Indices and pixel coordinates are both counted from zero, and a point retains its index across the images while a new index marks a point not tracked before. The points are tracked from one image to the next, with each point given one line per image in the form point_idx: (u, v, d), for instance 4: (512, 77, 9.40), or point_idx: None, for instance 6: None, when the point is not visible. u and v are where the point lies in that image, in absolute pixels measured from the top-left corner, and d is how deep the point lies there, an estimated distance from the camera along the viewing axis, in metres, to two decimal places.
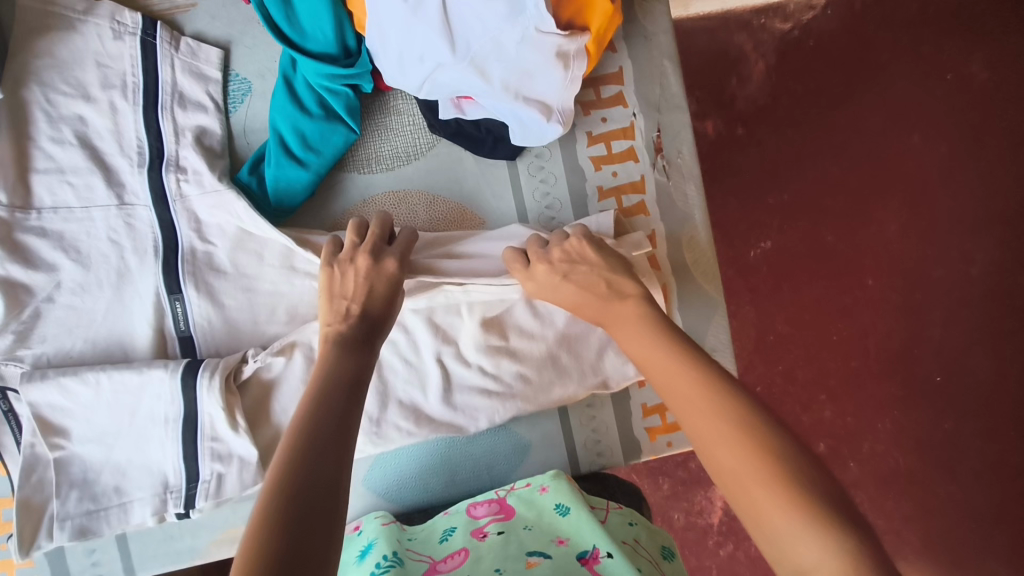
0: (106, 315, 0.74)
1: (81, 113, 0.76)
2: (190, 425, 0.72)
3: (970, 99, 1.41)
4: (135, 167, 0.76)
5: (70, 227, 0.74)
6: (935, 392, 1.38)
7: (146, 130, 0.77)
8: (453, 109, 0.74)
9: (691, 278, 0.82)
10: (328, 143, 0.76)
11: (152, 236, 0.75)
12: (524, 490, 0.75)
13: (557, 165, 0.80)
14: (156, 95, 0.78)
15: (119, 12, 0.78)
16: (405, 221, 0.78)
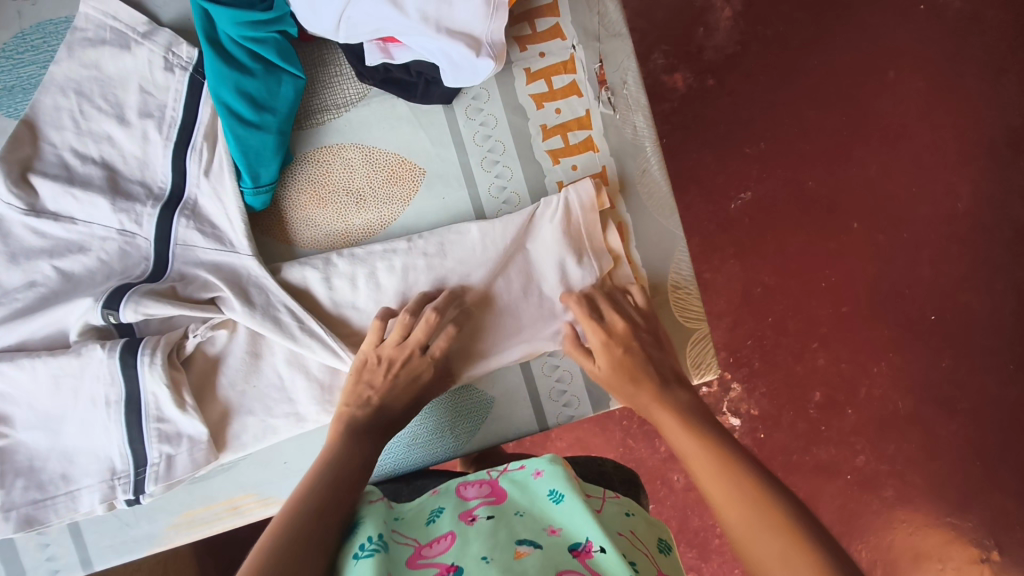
0: (47, 315, 0.68)
1: (109, 130, 0.71)
2: (134, 407, 0.68)
3: (944, 29, 1.36)
4: (148, 203, 0.71)
5: (72, 247, 0.70)
6: (929, 331, 1.35)
7: (171, 171, 0.72)
8: (379, 54, 0.70)
9: (647, 215, 0.79)
10: (279, 97, 0.69)
11: (142, 267, 0.70)
12: (518, 473, 0.68)
13: (496, 106, 0.76)
14: (189, 134, 0.72)
15: (177, 43, 0.72)
16: (341, 177, 0.74)
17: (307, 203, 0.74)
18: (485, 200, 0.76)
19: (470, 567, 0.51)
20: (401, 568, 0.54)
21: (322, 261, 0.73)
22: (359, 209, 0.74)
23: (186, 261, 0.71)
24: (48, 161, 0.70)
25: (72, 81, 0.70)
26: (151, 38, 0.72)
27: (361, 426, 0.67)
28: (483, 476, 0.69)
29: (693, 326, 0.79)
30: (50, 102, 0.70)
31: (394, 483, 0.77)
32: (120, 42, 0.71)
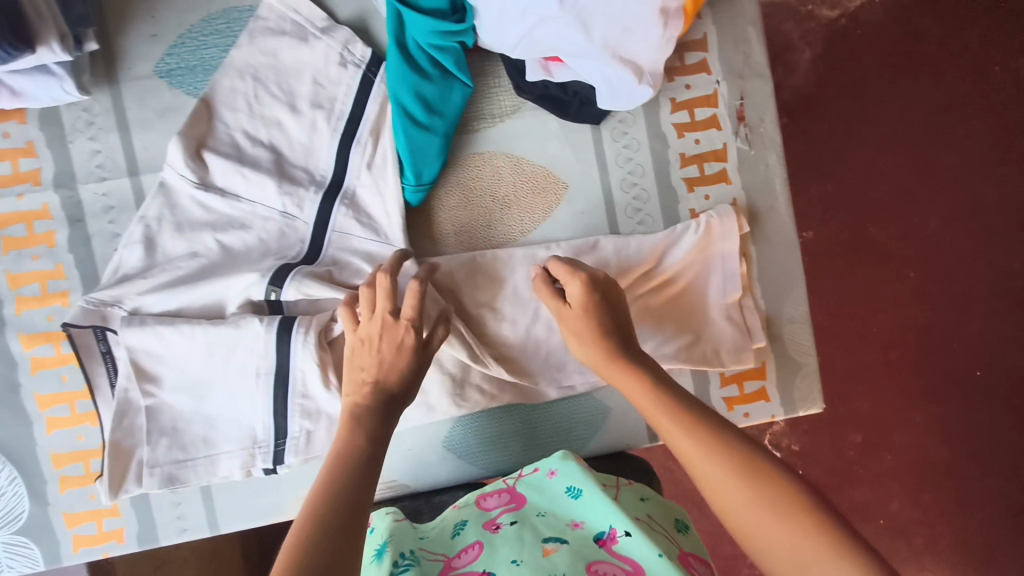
0: (207, 286, 0.71)
1: (280, 117, 0.74)
2: (282, 381, 0.72)
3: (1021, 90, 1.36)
4: (311, 189, 0.74)
5: (233, 223, 0.74)
6: (978, 387, 1.34)
7: (334, 160, 0.75)
8: (540, 71, 0.74)
9: (771, 250, 0.82)
10: (449, 104, 0.72)
11: (297, 249, 0.74)
12: (533, 477, 0.70)
13: (641, 131, 0.80)
14: (355, 128, 0.74)
15: (353, 41, 0.75)
16: (489, 183, 0.78)
17: (455, 204, 0.77)
18: (620, 219, 0.80)
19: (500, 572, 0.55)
20: None
21: (466, 263, 0.76)
22: (504, 214, 0.78)
23: (340, 249, 0.74)
24: (220, 138, 0.73)
25: (253, 66, 0.74)
26: (330, 33, 0.75)
27: (363, 412, 0.60)
28: (499, 485, 0.71)
29: (802, 359, 0.83)
30: (228, 83, 0.73)
31: (414, 502, 0.77)
32: (301, 34, 0.75)
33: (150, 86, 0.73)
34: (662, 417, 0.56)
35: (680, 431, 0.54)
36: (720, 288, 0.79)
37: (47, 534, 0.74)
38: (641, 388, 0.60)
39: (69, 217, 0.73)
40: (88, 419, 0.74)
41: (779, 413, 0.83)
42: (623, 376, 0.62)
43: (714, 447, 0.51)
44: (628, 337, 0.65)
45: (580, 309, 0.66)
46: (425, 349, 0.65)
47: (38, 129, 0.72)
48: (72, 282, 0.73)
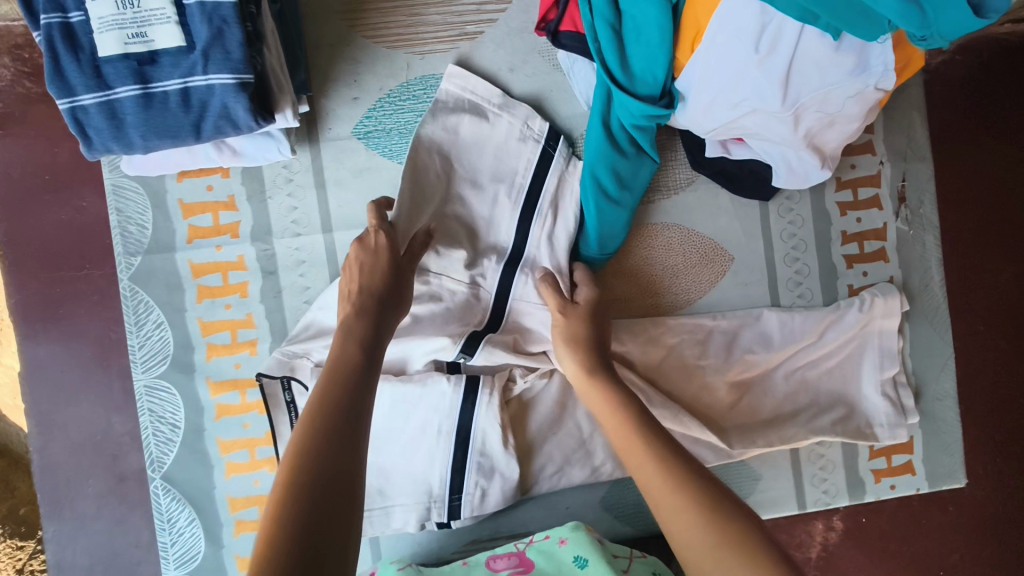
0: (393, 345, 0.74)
1: (463, 193, 0.75)
2: (462, 440, 0.73)
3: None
4: (494, 259, 0.76)
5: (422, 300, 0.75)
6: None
7: (515, 233, 0.76)
8: (719, 148, 0.76)
9: (924, 328, 0.84)
10: (637, 179, 0.75)
11: (480, 315, 0.76)
12: (544, 542, 0.73)
13: (806, 208, 0.82)
14: (536, 201, 0.76)
15: (531, 116, 0.76)
16: (660, 255, 0.80)
17: (624, 272, 0.80)
18: (781, 292, 0.82)
19: None
20: None
21: (637, 329, 0.79)
22: (671, 283, 0.81)
23: (526, 316, 0.77)
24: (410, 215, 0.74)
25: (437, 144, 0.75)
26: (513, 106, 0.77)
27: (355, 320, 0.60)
28: (511, 546, 0.76)
29: (947, 434, 0.85)
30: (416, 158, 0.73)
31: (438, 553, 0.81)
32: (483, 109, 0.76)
33: (348, 146, 0.76)
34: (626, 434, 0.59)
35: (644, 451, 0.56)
36: (877, 366, 0.81)
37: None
38: (614, 407, 0.62)
39: (262, 269, 0.75)
40: (266, 464, 0.76)
41: (924, 487, 0.84)
42: (602, 392, 0.65)
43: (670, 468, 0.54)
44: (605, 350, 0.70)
45: (582, 314, 0.71)
46: (403, 258, 0.67)
47: (239, 183, 0.75)
48: (261, 331, 0.76)
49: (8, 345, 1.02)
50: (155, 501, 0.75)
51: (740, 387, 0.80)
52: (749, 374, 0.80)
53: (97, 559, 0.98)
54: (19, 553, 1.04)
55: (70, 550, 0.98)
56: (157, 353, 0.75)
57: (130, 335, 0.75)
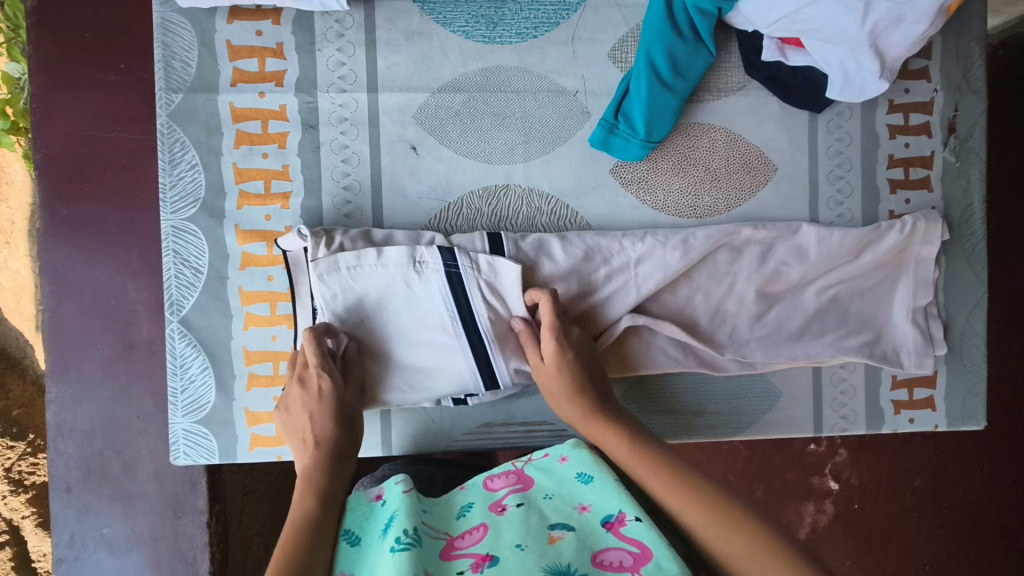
0: (377, 345, 0.73)
1: (412, 357, 0.73)
2: (472, 330, 0.71)
3: None
4: (470, 389, 0.73)
5: (452, 215, 0.76)
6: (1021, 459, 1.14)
7: (474, 363, 0.72)
8: (775, 52, 0.76)
9: (960, 263, 0.83)
10: (692, 67, 0.73)
11: (473, 384, 0.73)
12: (543, 460, 0.67)
13: (855, 126, 0.81)
14: (476, 328, 0.71)
15: (420, 251, 0.70)
16: (705, 156, 0.79)
17: (667, 170, 0.78)
18: (821, 209, 0.81)
19: (506, 558, 0.49)
20: (436, 561, 0.51)
21: (672, 228, 0.78)
22: (711, 187, 0.79)
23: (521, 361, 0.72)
24: (447, 131, 0.76)
25: (466, 49, 0.76)
26: (534, 7, 0.76)
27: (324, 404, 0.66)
28: (507, 467, 0.67)
29: (972, 373, 0.83)
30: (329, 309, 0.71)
31: (429, 468, 0.76)
32: (507, 13, 0.76)
33: (404, 8, 0.75)
34: (637, 462, 0.59)
35: (665, 485, 0.55)
36: (911, 291, 0.80)
37: (227, 428, 0.74)
38: (619, 442, 0.62)
39: (304, 121, 0.74)
40: (285, 321, 0.74)
41: (942, 424, 0.83)
42: (606, 432, 0.64)
43: (699, 490, 0.54)
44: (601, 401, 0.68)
45: (557, 370, 0.69)
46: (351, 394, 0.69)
47: (290, 32, 0.74)
48: (295, 185, 0.74)
49: (20, 248, 1.13)
50: (170, 344, 0.73)
51: (768, 301, 0.79)
52: (776, 288, 0.79)
53: (98, 426, 0.92)
54: (9, 452, 1.09)
55: (73, 413, 0.92)
56: (188, 195, 0.73)
57: (162, 174, 0.73)
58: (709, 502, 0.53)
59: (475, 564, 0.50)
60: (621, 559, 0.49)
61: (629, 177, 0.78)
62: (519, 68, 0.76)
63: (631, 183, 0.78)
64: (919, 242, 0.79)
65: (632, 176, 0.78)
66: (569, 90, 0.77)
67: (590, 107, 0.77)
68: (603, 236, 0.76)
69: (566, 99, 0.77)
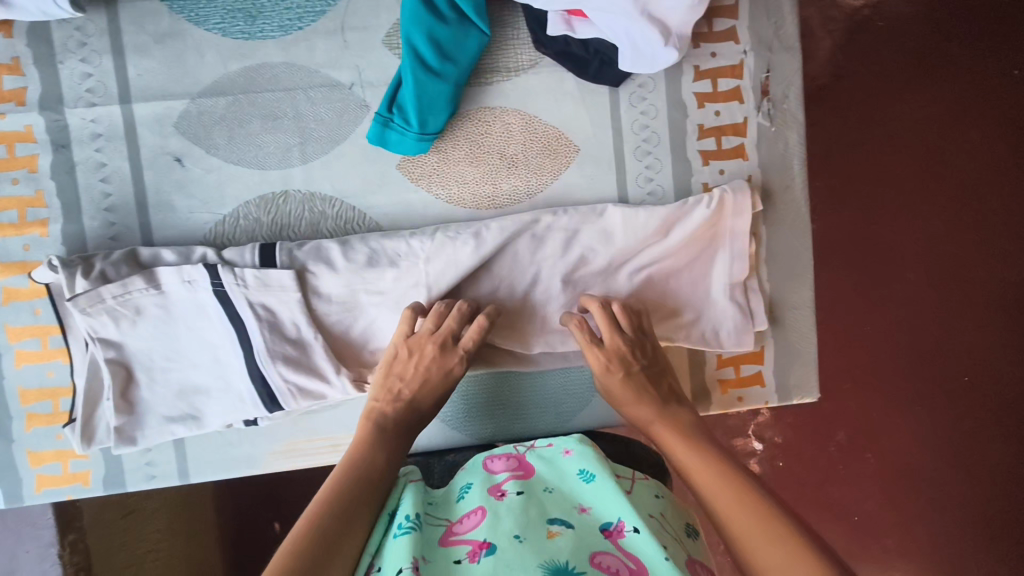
0: (161, 369, 0.71)
1: (196, 380, 0.71)
2: (247, 349, 0.69)
3: (996, 84, 1.13)
4: (255, 412, 0.71)
5: (229, 228, 0.72)
6: (951, 395, 1.16)
7: (253, 385, 0.70)
8: (561, 25, 0.70)
9: (782, 231, 0.80)
10: (462, 48, 0.68)
11: (256, 410, 0.71)
12: (547, 450, 0.65)
13: (660, 98, 0.76)
14: (252, 349, 0.69)
15: (186, 269, 0.68)
16: (500, 142, 0.74)
17: (460, 158, 0.74)
18: (630, 188, 0.77)
19: (503, 549, 0.49)
20: (433, 546, 0.53)
21: (467, 225, 0.73)
22: (509, 174, 0.75)
23: (302, 377, 0.69)
24: (214, 139, 0.71)
25: (224, 48, 0.70)
26: None
27: (426, 380, 0.68)
28: (508, 450, 0.67)
29: (802, 345, 0.81)
30: (101, 338, 0.68)
31: (427, 458, 0.74)
32: (266, 4, 0.70)
33: (150, 8, 0.70)
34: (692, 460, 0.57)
35: (717, 481, 0.53)
36: (727, 266, 0.76)
37: (9, 471, 0.72)
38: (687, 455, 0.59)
39: (54, 142, 0.69)
40: (58, 355, 0.71)
41: (773, 399, 0.81)
42: (667, 429, 0.63)
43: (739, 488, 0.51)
44: (658, 392, 0.68)
45: (619, 373, 0.69)
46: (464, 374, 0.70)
47: (26, 46, 0.69)
48: (53, 211, 0.70)
49: None
50: None
51: (576, 292, 0.75)
52: (582, 274, 0.75)
53: None
54: None
55: None
56: None
57: None
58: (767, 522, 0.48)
59: (473, 552, 0.50)
60: (616, 566, 0.48)
61: (416, 171, 0.73)
62: (286, 64, 0.71)
63: (418, 178, 0.73)
64: (731, 214, 0.75)
65: (422, 170, 0.73)
66: (343, 83, 0.72)
67: (369, 100, 0.72)
68: (385, 239, 0.72)
69: (342, 94, 0.72)
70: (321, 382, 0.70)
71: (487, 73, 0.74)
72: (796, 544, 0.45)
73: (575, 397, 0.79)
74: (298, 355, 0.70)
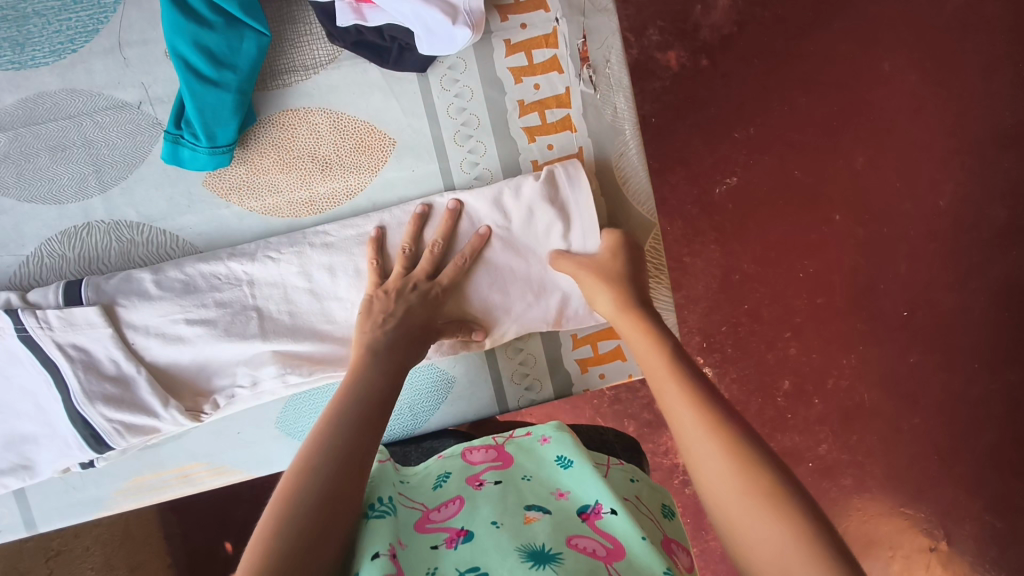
0: None
1: (21, 428, 0.67)
2: (63, 391, 0.65)
3: (883, 21, 1.18)
4: (86, 455, 0.67)
5: (34, 268, 0.69)
6: (880, 322, 1.20)
7: (74, 428, 0.66)
8: (352, 15, 0.67)
9: (621, 199, 0.76)
10: (240, 54, 0.65)
11: (86, 453, 0.67)
12: (525, 440, 0.63)
13: (473, 78, 0.74)
14: (68, 391, 0.65)
15: None
16: (308, 144, 0.71)
17: (269, 166, 0.71)
18: (455, 175, 0.74)
19: (481, 535, 0.50)
20: (410, 533, 0.53)
21: (286, 237, 0.71)
22: (324, 177, 0.72)
23: (124, 415, 0.66)
24: (2, 178, 0.68)
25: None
26: (63, 17, 0.67)
27: (414, 305, 0.65)
28: (488, 441, 0.65)
29: (662, 314, 0.78)
30: None
31: (403, 447, 0.73)
32: (33, 29, 0.67)
33: None
34: (658, 372, 0.54)
35: (680, 402, 0.50)
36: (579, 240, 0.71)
37: None
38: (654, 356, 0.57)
39: None
40: None
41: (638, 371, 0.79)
42: (642, 335, 0.60)
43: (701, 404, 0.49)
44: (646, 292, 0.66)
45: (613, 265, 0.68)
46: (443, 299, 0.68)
47: None
48: None
49: None
50: None
51: None
52: None
53: None
54: None
55: None
56: None
57: None
58: (711, 421, 0.47)
59: (450, 538, 0.51)
60: (592, 547, 0.49)
61: (223, 187, 0.70)
62: (65, 90, 0.68)
63: (225, 197, 0.70)
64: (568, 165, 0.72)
65: (230, 184, 0.70)
66: (130, 103, 0.69)
67: (161, 117, 0.69)
68: (201, 264, 0.69)
69: (131, 114, 0.69)
70: (150, 417, 0.67)
71: (282, 75, 0.71)
72: (731, 445, 0.45)
73: (536, 364, 0.78)
74: (119, 392, 0.66)
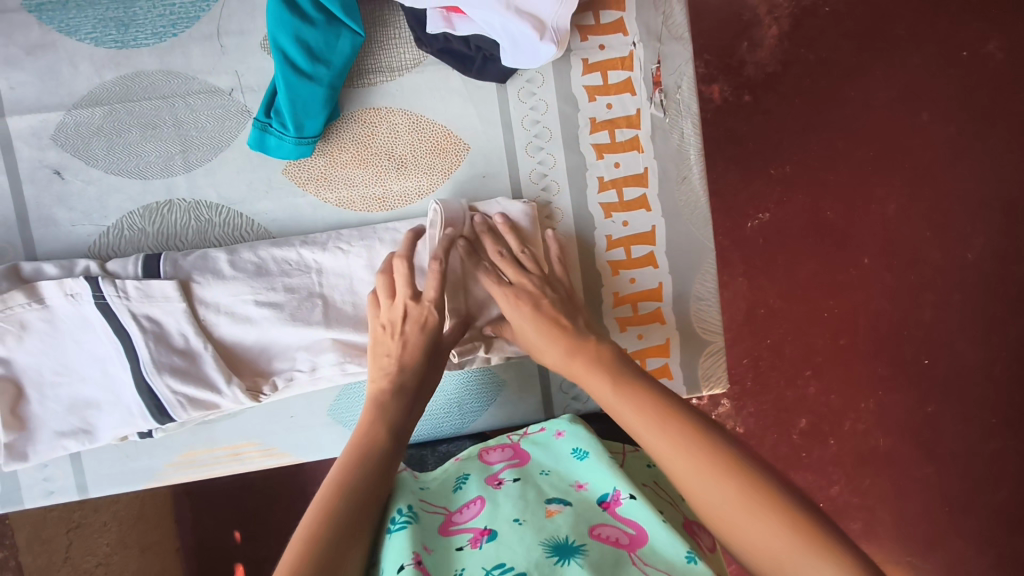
0: (50, 384, 0.68)
1: (85, 393, 0.69)
2: (132, 359, 0.67)
3: (926, 75, 1.20)
4: (147, 424, 0.68)
5: (113, 239, 0.71)
6: (900, 370, 1.21)
7: (139, 396, 0.67)
8: (441, 23, 0.69)
9: (679, 222, 0.78)
10: (337, 52, 0.68)
11: (146, 421, 0.68)
12: (540, 435, 0.65)
13: (550, 93, 0.76)
14: (137, 360, 0.66)
15: (67, 282, 0.66)
16: (387, 142, 0.74)
17: (347, 161, 0.73)
18: (523, 184, 0.76)
19: (503, 534, 0.50)
20: (435, 538, 0.53)
21: (358, 231, 0.73)
22: (398, 175, 0.74)
23: (189, 388, 0.67)
24: (92, 150, 0.70)
25: (97, 57, 0.70)
26: (167, 3, 0.71)
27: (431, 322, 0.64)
28: (503, 441, 0.66)
29: (709, 339, 0.79)
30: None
31: (420, 451, 0.76)
32: (139, 11, 0.70)
33: (18, 19, 0.69)
34: (623, 412, 0.51)
35: (661, 440, 0.48)
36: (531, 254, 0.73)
37: None
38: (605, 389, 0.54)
39: None
40: None
41: (682, 392, 0.79)
42: (585, 372, 0.58)
43: (689, 426, 0.48)
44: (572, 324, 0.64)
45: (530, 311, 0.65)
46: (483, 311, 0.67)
47: None
48: None
49: None
50: None
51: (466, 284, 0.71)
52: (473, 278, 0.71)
53: None
54: None
55: None
56: None
57: None
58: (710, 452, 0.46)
59: (474, 538, 0.51)
60: (615, 536, 0.50)
61: (299, 179, 0.73)
62: (163, 71, 0.71)
63: (304, 185, 0.73)
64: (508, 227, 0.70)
65: (306, 174, 0.73)
66: (223, 89, 0.71)
67: (249, 105, 0.72)
68: (268, 249, 0.71)
69: (222, 100, 0.71)
70: (212, 393, 0.68)
71: (371, 74, 0.73)
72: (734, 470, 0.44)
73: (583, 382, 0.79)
74: (186, 366, 0.67)
